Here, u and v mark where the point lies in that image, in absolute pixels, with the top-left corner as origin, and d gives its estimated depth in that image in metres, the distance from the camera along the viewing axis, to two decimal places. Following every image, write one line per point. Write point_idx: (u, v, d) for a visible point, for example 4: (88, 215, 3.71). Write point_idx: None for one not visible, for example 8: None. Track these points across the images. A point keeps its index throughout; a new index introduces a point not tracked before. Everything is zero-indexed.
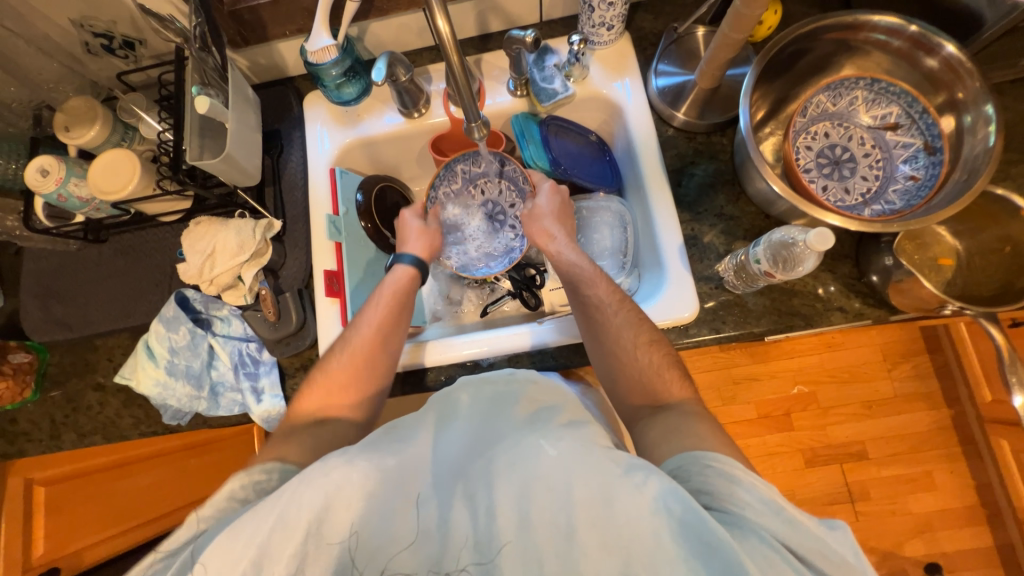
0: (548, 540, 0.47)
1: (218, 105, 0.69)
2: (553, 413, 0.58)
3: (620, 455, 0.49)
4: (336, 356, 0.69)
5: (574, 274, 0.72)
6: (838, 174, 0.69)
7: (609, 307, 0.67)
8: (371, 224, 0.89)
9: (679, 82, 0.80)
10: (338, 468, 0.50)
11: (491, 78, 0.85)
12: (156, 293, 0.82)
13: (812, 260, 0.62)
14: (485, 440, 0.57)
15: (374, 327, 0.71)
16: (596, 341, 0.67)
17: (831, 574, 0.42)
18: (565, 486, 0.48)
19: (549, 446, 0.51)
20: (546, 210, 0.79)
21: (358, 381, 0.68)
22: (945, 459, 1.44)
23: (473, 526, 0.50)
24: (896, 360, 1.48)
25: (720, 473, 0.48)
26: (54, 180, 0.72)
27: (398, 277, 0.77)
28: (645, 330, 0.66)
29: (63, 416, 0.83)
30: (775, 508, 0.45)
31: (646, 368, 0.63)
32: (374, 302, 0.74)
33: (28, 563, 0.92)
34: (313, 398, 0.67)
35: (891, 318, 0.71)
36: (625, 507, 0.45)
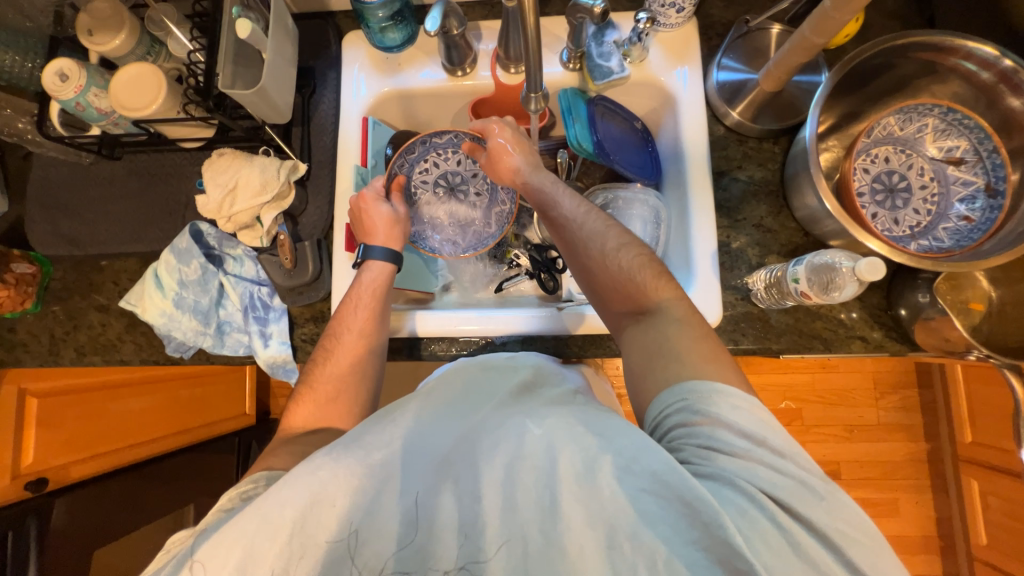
0: (532, 516, 0.48)
1: (258, 32, 0.65)
2: (535, 394, 0.60)
3: (599, 428, 0.51)
4: (321, 366, 0.69)
5: (549, 192, 0.72)
6: (891, 203, 0.67)
7: (580, 218, 0.68)
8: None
9: (741, 80, 0.76)
10: (321, 468, 0.49)
11: (544, 45, 0.81)
12: (169, 221, 0.79)
13: (852, 288, 0.60)
14: (470, 420, 0.57)
15: (356, 331, 0.70)
16: (575, 260, 0.68)
17: (816, 516, 0.44)
18: (549, 459, 0.49)
19: (533, 425, 0.53)
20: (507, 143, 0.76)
21: (347, 390, 0.69)
22: (914, 490, 1.49)
23: (460, 510, 0.50)
24: (887, 390, 1.50)
25: (695, 411, 0.50)
26: (74, 87, 0.68)
27: (373, 275, 0.73)
28: (614, 234, 0.67)
29: (63, 332, 0.82)
30: (758, 443, 0.47)
31: (631, 289, 0.63)
32: (349, 301, 0.71)
33: (17, 470, 0.90)
34: (304, 411, 0.68)
35: (910, 354, 0.71)
36: (608, 479, 0.47)
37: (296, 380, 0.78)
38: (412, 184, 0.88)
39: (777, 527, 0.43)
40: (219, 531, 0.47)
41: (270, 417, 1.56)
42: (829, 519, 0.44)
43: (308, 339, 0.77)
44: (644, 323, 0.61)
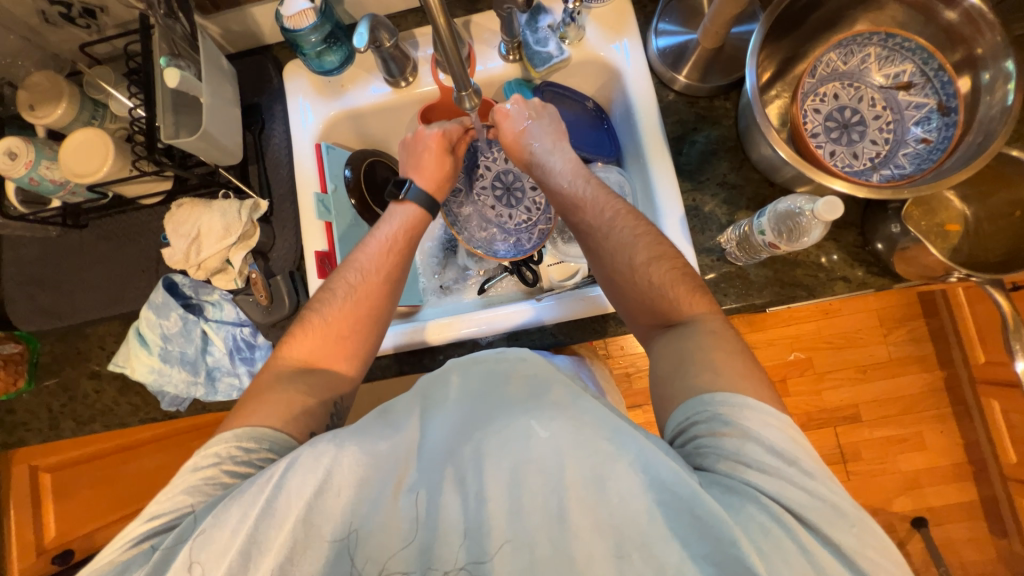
0: (540, 526, 0.47)
1: (190, 78, 0.65)
2: (545, 390, 0.55)
3: (610, 428, 0.50)
4: (335, 302, 0.69)
5: (572, 192, 0.73)
6: (847, 138, 0.67)
7: (605, 222, 0.69)
8: (359, 200, 0.85)
9: (681, 42, 0.75)
10: (325, 455, 0.49)
11: (482, 41, 0.80)
12: (144, 278, 0.79)
13: (818, 231, 0.60)
14: (478, 415, 0.55)
15: (377, 272, 0.71)
16: (603, 258, 0.68)
17: (840, 540, 0.44)
18: (557, 466, 0.48)
19: (541, 427, 0.51)
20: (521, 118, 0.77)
21: (351, 328, 0.68)
22: (936, 420, 1.47)
23: (464, 511, 0.50)
24: (892, 325, 1.49)
25: (724, 421, 0.50)
26: (24, 163, 0.68)
27: (401, 213, 0.77)
28: (644, 246, 0.66)
29: (60, 405, 0.82)
30: (788, 461, 0.47)
31: (654, 300, 0.63)
32: (366, 245, 0.74)
33: (42, 545, 0.96)
34: (306, 342, 0.67)
35: (894, 286, 0.71)
36: (619, 490, 0.46)
37: None
38: (472, 194, 0.89)
39: (799, 546, 0.42)
40: (222, 509, 0.48)
41: None
42: (855, 543, 0.44)
43: None
44: (672, 334, 0.60)
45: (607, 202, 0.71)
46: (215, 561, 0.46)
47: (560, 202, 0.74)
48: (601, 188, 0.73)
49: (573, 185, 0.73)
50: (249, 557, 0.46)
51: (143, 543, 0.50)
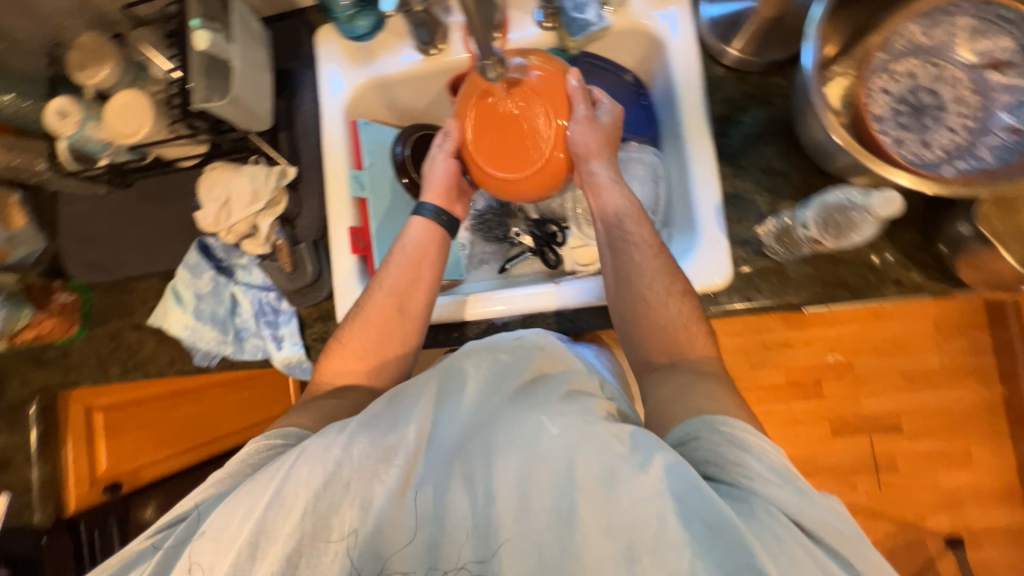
0: (548, 524, 0.47)
1: (219, 40, 0.66)
2: (557, 385, 0.56)
3: (622, 432, 0.48)
4: (354, 322, 0.70)
5: (622, 227, 0.67)
6: (919, 125, 0.58)
7: (646, 258, 0.65)
8: (408, 179, 0.85)
9: (736, 10, 0.68)
10: (335, 446, 0.50)
11: (516, 5, 0.75)
12: (180, 239, 0.83)
13: (869, 229, 0.54)
14: (486, 415, 0.54)
15: (388, 290, 0.70)
16: (620, 264, 0.66)
17: (840, 549, 0.43)
18: (567, 463, 0.47)
19: (551, 423, 0.50)
20: (603, 126, 0.67)
21: (377, 351, 0.69)
22: (988, 438, 1.36)
23: (473, 509, 0.50)
24: (950, 332, 1.37)
25: (729, 441, 0.48)
26: (73, 123, 0.72)
27: (416, 234, 0.73)
28: (689, 303, 0.62)
29: (107, 351, 0.89)
30: (787, 478, 0.45)
31: (667, 332, 0.62)
32: (395, 258, 0.72)
33: (94, 476, 1.02)
34: (334, 366, 0.69)
35: (955, 294, 0.63)
36: (629, 490, 0.45)
37: None
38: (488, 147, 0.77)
39: (810, 556, 0.41)
40: (232, 499, 0.49)
41: None
42: (857, 557, 0.43)
43: (317, 338, 0.80)
44: (671, 374, 0.59)
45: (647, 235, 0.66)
46: (219, 549, 0.48)
47: (608, 227, 0.68)
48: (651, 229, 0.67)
49: (624, 222, 0.67)
50: (257, 548, 0.47)
51: (159, 533, 0.52)
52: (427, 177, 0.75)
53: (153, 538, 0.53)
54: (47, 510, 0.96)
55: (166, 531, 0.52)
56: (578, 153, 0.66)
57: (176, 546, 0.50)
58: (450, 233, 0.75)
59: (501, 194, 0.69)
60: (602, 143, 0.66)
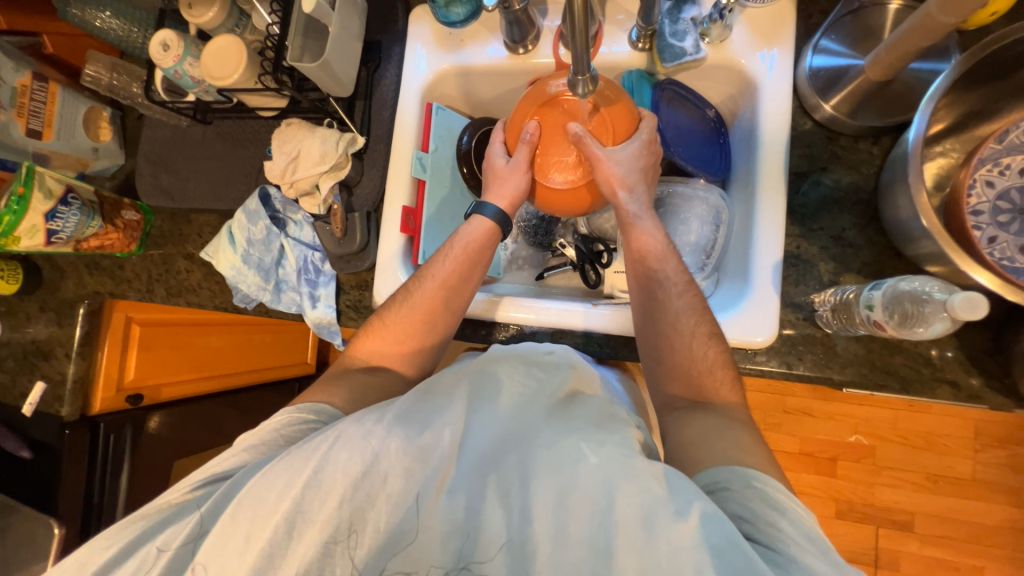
0: (585, 555, 0.46)
1: (323, 6, 0.69)
2: (591, 411, 0.57)
3: (660, 471, 0.47)
4: (398, 306, 0.70)
5: (645, 261, 0.67)
6: (1018, 226, 0.55)
7: (669, 295, 0.64)
8: (469, 170, 0.86)
9: (842, 66, 0.65)
10: (373, 436, 0.50)
11: (613, 21, 0.75)
12: (245, 183, 0.87)
13: (941, 324, 0.50)
14: (522, 431, 0.55)
15: (439, 282, 0.70)
16: (645, 299, 0.65)
17: None
18: (605, 495, 0.47)
19: (591, 452, 0.50)
20: (626, 158, 0.66)
21: (417, 337, 0.70)
22: (1007, 562, 1.27)
23: (507, 525, 0.49)
24: (991, 442, 1.28)
25: (764, 501, 0.46)
26: (173, 57, 0.75)
27: (475, 230, 0.72)
28: (714, 341, 0.61)
29: (157, 273, 0.94)
30: (822, 546, 0.44)
31: (692, 379, 0.60)
32: (444, 252, 0.72)
33: (121, 383, 1.08)
34: (370, 346, 0.70)
35: (1015, 410, 0.59)
36: (668, 537, 0.43)
37: (338, 341, 0.84)
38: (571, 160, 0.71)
39: None
40: (267, 473, 0.49)
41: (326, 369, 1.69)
42: None
43: (350, 305, 0.83)
44: (693, 416, 0.57)
45: (675, 272, 0.65)
46: (257, 521, 0.48)
47: (635, 257, 0.68)
48: (680, 267, 0.66)
49: (647, 256, 0.67)
50: (293, 527, 0.48)
51: (197, 490, 0.54)
52: (489, 172, 0.73)
53: (192, 494, 0.53)
54: (75, 404, 1.01)
55: (208, 487, 0.54)
56: (601, 184, 0.66)
57: (209, 514, 0.50)
58: (503, 231, 0.73)
59: (541, 207, 0.73)
60: (624, 176, 0.66)
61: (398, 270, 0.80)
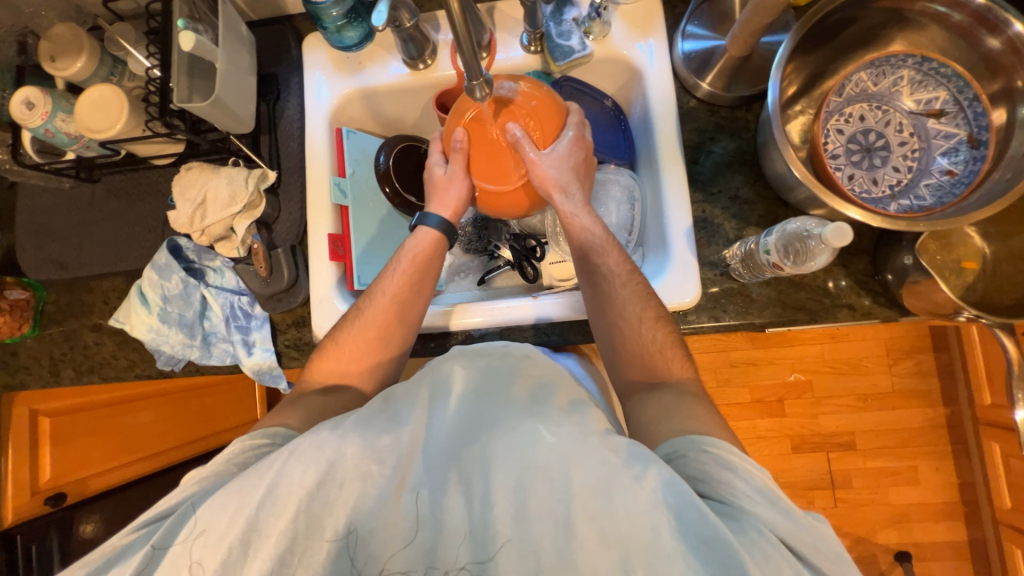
0: (546, 531, 0.48)
1: (204, 43, 0.65)
2: (550, 394, 0.58)
3: (618, 445, 0.50)
4: (352, 326, 0.69)
5: (588, 257, 0.69)
6: (868, 163, 0.65)
7: (614, 283, 0.67)
8: (391, 189, 0.85)
9: (709, 47, 0.73)
10: (329, 445, 0.50)
11: (504, 29, 0.79)
12: (149, 238, 0.80)
13: (824, 257, 0.58)
14: (479, 421, 0.55)
15: (390, 296, 0.69)
16: (591, 292, 0.69)
17: (821, 568, 0.45)
18: (565, 475, 0.48)
19: (548, 432, 0.51)
20: (555, 159, 0.67)
21: (373, 351, 0.69)
22: (933, 457, 1.44)
23: (469, 512, 0.50)
24: (899, 356, 1.46)
25: (717, 462, 0.49)
26: (41, 114, 0.69)
27: (420, 242, 0.73)
28: (652, 304, 0.66)
29: (61, 353, 0.84)
30: (771, 498, 0.47)
31: (631, 347, 0.65)
32: (393, 265, 0.72)
33: (36, 486, 0.96)
34: (328, 366, 0.68)
35: (900, 319, 0.68)
36: (625, 502, 0.46)
37: (284, 384, 0.80)
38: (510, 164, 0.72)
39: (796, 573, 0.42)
40: (221, 496, 0.48)
41: None
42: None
43: (290, 344, 0.79)
44: (654, 395, 0.61)
45: (616, 260, 0.68)
46: (212, 545, 0.46)
47: (577, 251, 0.71)
48: (620, 257, 0.69)
49: (590, 250, 0.69)
50: (249, 544, 0.47)
51: (144, 528, 0.51)
52: (429, 183, 0.74)
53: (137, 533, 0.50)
54: None
55: (152, 527, 0.50)
56: (537, 186, 0.68)
57: (157, 548, 0.47)
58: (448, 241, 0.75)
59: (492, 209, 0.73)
60: (556, 179, 0.67)
61: (336, 298, 0.78)
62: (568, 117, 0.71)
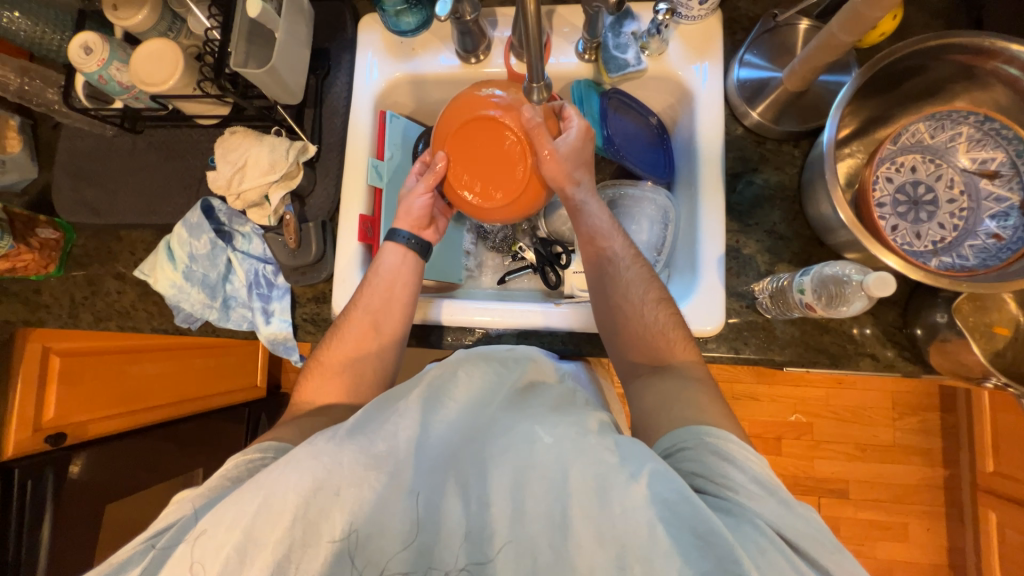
0: (541, 529, 0.48)
1: (269, 11, 0.66)
2: (544, 400, 0.58)
3: (613, 443, 0.50)
4: (332, 343, 0.70)
5: (596, 245, 0.70)
6: (914, 216, 0.64)
7: (620, 269, 0.68)
8: None
9: (764, 78, 0.73)
10: (325, 454, 0.48)
11: (560, 34, 0.79)
12: (184, 196, 0.81)
13: (860, 303, 0.57)
14: (479, 424, 0.56)
15: (364, 313, 0.70)
16: (598, 280, 0.69)
17: (823, 562, 0.43)
18: (560, 471, 0.49)
19: (544, 433, 0.52)
20: (566, 153, 0.66)
21: (354, 369, 0.70)
22: (926, 516, 1.43)
23: (466, 515, 0.50)
24: (905, 411, 1.44)
25: (713, 452, 0.50)
26: (97, 60, 0.69)
27: (390, 260, 0.72)
28: (655, 287, 0.67)
29: (82, 297, 0.85)
30: (768, 490, 0.47)
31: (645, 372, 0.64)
32: (369, 282, 0.71)
33: (39, 423, 0.96)
34: (314, 386, 0.69)
35: (923, 375, 0.68)
36: (620, 499, 0.45)
37: (295, 357, 0.80)
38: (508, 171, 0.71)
39: (793, 568, 0.42)
40: (222, 505, 0.47)
41: (280, 391, 1.60)
42: (840, 569, 0.43)
43: (308, 318, 0.80)
44: (657, 378, 0.62)
45: (622, 245, 0.70)
46: (210, 554, 0.46)
47: (586, 241, 0.71)
48: (625, 244, 0.70)
49: (597, 237, 0.70)
50: (245, 554, 0.46)
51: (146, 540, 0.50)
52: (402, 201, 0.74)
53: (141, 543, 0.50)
54: None
55: (157, 533, 0.50)
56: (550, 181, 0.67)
57: (160, 553, 0.47)
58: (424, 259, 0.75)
59: (512, 217, 0.69)
60: (567, 168, 0.67)
61: (359, 278, 0.78)
62: (563, 111, 0.69)
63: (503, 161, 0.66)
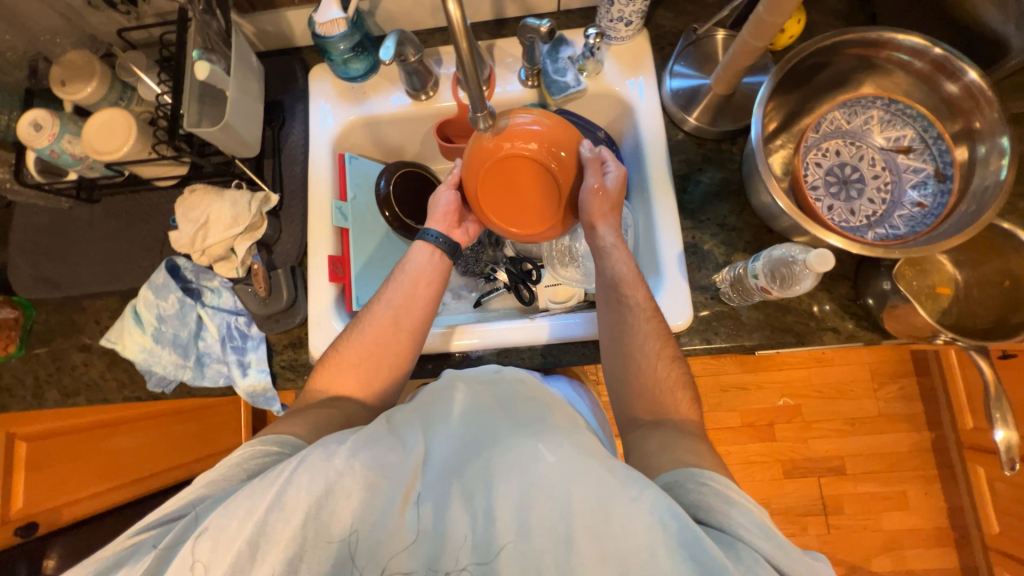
0: (547, 544, 0.47)
1: (218, 72, 0.69)
2: (549, 417, 0.59)
3: (618, 468, 0.49)
4: (354, 337, 0.69)
5: (617, 293, 0.69)
6: (845, 195, 0.69)
7: (639, 321, 0.67)
8: (391, 213, 0.87)
9: (695, 85, 0.78)
10: (335, 458, 0.50)
11: (503, 66, 0.84)
12: (148, 258, 0.81)
13: (809, 281, 0.61)
14: (480, 442, 0.57)
15: (393, 308, 0.70)
16: (614, 320, 0.68)
17: None
18: (564, 496, 0.48)
19: (548, 452, 0.52)
20: (607, 195, 0.72)
21: (372, 362, 0.68)
22: (921, 481, 1.46)
23: (473, 526, 0.50)
24: (884, 380, 1.49)
25: (712, 489, 0.49)
26: (48, 136, 0.70)
27: (418, 257, 0.75)
28: (670, 345, 0.66)
29: (47, 374, 0.83)
30: (767, 532, 0.45)
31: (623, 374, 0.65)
32: (396, 278, 0.74)
33: (8, 515, 0.91)
34: (328, 376, 0.67)
35: (883, 342, 0.71)
36: (623, 522, 0.45)
37: (277, 407, 0.79)
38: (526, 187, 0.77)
39: None
40: (234, 498, 0.47)
41: None
42: None
43: (286, 365, 0.79)
44: (655, 432, 0.60)
45: (640, 294, 0.68)
46: (217, 559, 0.45)
47: (605, 283, 0.71)
48: (647, 297, 0.68)
49: (618, 286, 0.69)
50: (257, 549, 0.46)
51: (143, 534, 0.49)
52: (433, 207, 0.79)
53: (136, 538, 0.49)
54: None
55: (159, 530, 0.49)
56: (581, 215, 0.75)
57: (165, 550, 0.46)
58: (452, 259, 0.77)
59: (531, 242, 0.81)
60: (602, 208, 0.72)
61: (334, 319, 0.78)
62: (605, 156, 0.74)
63: (538, 190, 0.75)
